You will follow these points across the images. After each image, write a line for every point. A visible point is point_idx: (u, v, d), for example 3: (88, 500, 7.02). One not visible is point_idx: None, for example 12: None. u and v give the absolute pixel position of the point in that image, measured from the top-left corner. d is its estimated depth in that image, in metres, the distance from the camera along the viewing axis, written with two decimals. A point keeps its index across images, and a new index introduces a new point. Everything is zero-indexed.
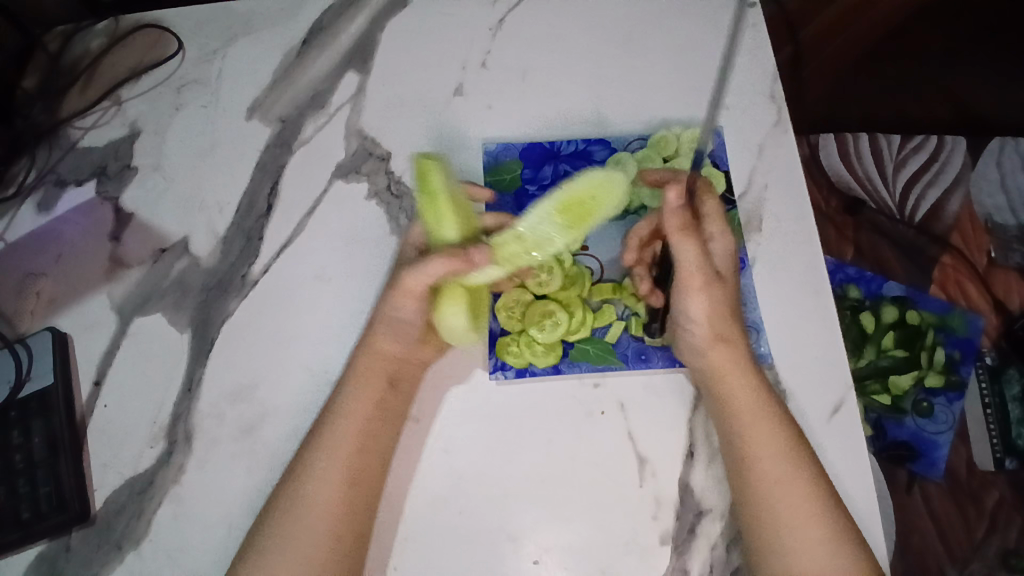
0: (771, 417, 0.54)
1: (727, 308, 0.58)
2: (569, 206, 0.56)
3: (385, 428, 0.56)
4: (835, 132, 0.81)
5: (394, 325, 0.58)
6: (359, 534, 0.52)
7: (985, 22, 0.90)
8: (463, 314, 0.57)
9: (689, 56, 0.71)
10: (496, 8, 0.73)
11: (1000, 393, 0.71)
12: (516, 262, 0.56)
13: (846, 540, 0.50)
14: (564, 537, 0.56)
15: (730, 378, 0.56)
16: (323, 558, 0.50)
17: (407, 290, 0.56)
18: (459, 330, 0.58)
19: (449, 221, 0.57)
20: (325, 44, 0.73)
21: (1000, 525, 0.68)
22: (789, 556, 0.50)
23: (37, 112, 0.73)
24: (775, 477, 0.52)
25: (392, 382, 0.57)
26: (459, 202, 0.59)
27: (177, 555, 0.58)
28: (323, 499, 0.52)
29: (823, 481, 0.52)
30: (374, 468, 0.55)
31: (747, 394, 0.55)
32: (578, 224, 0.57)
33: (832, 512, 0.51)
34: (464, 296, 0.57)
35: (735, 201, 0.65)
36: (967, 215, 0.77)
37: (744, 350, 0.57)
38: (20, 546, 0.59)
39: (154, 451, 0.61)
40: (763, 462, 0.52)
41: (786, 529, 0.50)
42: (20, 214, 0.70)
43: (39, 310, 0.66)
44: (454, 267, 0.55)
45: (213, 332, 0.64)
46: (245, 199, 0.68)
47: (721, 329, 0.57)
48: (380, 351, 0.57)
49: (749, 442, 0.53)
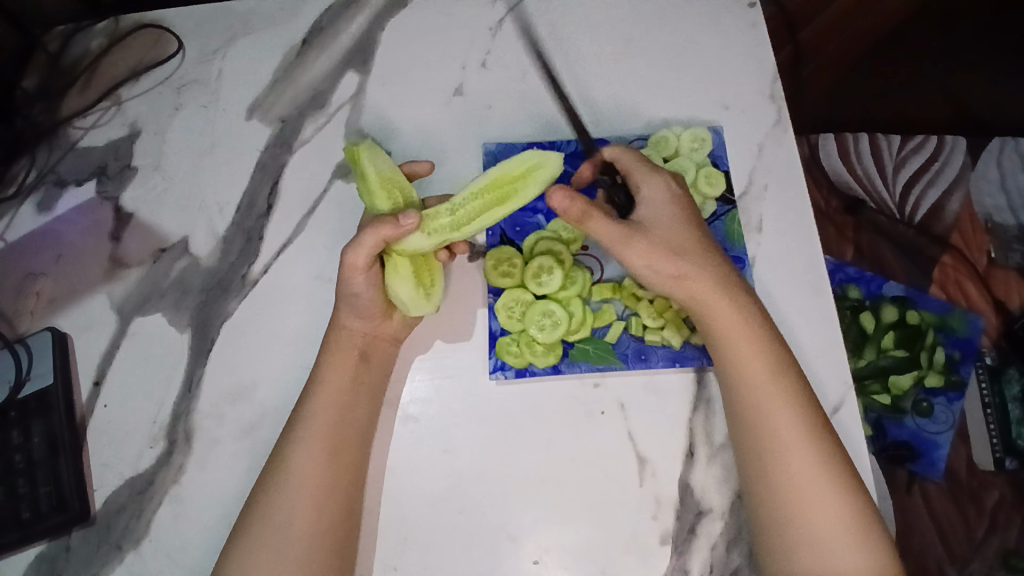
0: (761, 346, 0.54)
1: (673, 247, 0.56)
2: (497, 184, 0.57)
3: (362, 401, 0.57)
4: (835, 132, 0.81)
5: (355, 300, 0.57)
6: (344, 506, 0.53)
7: (985, 22, 0.90)
8: (408, 283, 0.55)
9: (690, 56, 0.71)
10: (496, 8, 0.73)
11: (1000, 393, 0.71)
12: (449, 232, 0.55)
13: (834, 468, 0.50)
14: (564, 537, 0.56)
15: (706, 306, 0.55)
16: (307, 530, 0.50)
17: (351, 265, 0.55)
18: (408, 301, 0.56)
19: (380, 195, 0.57)
20: (325, 44, 0.73)
21: (999, 525, 0.68)
22: (773, 480, 0.50)
23: (37, 112, 0.73)
24: (759, 402, 0.52)
25: (364, 356, 0.58)
26: (392, 179, 0.58)
27: (177, 555, 0.58)
28: (305, 467, 0.52)
29: (816, 411, 0.53)
30: (353, 441, 0.55)
31: (732, 323, 0.55)
32: (504, 199, 0.57)
33: (821, 439, 0.51)
34: (407, 267, 0.56)
35: (735, 201, 0.65)
36: (967, 215, 0.77)
37: (710, 278, 0.55)
38: (20, 546, 0.59)
39: (154, 451, 0.61)
40: (751, 388, 0.53)
41: (771, 453, 0.51)
42: (20, 214, 0.70)
43: (39, 310, 0.66)
44: (384, 234, 0.53)
45: (213, 332, 0.64)
46: (245, 199, 0.68)
47: (667, 272, 0.56)
48: (347, 327, 0.58)
49: (735, 368, 0.54)
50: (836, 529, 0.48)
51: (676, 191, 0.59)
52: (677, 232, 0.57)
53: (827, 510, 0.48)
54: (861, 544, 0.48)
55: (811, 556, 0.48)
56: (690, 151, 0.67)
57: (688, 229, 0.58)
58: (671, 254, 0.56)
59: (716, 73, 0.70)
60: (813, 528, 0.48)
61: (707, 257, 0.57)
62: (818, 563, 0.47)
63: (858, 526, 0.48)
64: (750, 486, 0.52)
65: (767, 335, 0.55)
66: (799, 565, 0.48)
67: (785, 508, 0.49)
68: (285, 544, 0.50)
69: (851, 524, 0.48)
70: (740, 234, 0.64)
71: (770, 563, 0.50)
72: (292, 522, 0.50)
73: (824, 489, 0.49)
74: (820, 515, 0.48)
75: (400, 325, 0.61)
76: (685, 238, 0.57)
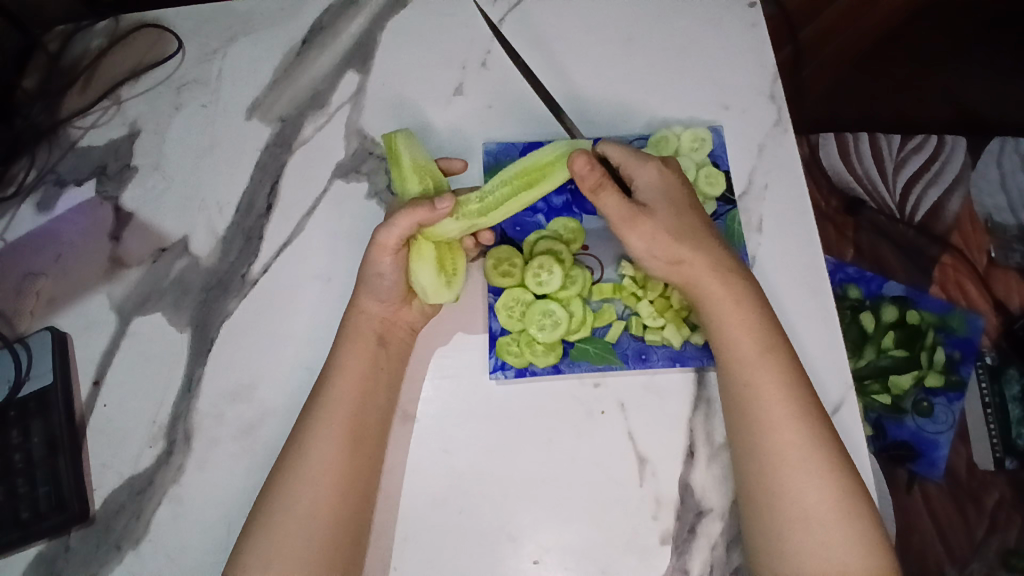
0: (752, 324, 0.54)
1: (674, 229, 0.56)
2: (529, 172, 0.59)
3: (380, 388, 0.56)
4: (835, 132, 0.81)
5: (377, 283, 0.57)
6: (364, 495, 0.53)
7: (984, 22, 0.90)
8: (430, 270, 0.56)
9: (689, 56, 0.71)
10: (496, 8, 0.73)
11: (1000, 393, 0.71)
12: (477, 218, 0.57)
13: (822, 446, 0.50)
14: (564, 537, 0.56)
15: (702, 288, 0.56)
16: (330, 513, 0.50)
17: (381, 245, 0.55)
18: (430, 288, 0.57)
19: (412, 181, 0.58)
20: (324, 44, 0.73)
21: (1000, 525, 0.68)
22: (762, 457, 0.50)
23: (37, 112, 0.73)
24: (749, 381, 0.52)
25: (381, 341, 0.58)
26: (425, 167, 0.59)
27: (176, 555, 0.58)
28: (324, 456, 0.52)
29: (806, 389, 0.52)
30: (372, 425, 0.55)
31: (725, 305, 0.55)
32: (532, 186, 0.59)
33: (811, 417, 0.51)
34: (431, 252, 0.57)
35: (735, 201, 0.66)
36: (967, 215, 0.77)
37: (707, 261, 0.56)
38: (20, 546, 0.59)
39: (154, 450, 0.61)
40: (740, 367, 0.53)
41: (761, 430, 0.51)
42: (20, 214, 0.70)
43: (39, 309, 0.66)
44: (418, 216, 0.54)
45: (213, 332, 0.64)
46: (245, 198, 0.68)
47: (665, 256, 0.57)
48: (365, 311, 0.58)
49: (726, 348, 0.54)
50: (824, 504, 0.48)
51: (671, 176, 0.59)
52: (676, 215, 0.57)
53: (816, 485, 0.48)
54: (848, 519, 0.47)
55: (800, 531, 0.47)
56: (690, 151, 0.67)
57: (685, 212, 0.58)
58: (673, 237, 0.56)
59: (716, 73, 0.70)
60: (801, 503, 0.48)
61: (706, 240, 0.57)
62: (806, 538, 0.47)
63: (845, 502, 0.48)
64: (742, 463, 0.52)
65: (763, 322, 0.54)
66: (788, 540, 0.48)
67: (772, 484, 0.49)
68: (309, 534, 0.49)
69: (839, 500, 0.48)
70: (740, 234, 0.64)
71: (758, 539, 0.50)
72: (318, 512, 0.50)
73: (812, 465, 0.49)
74: (809, 490, 0.48)
75: (417, 314, 0.61)
76: (685, 221, 0.57)
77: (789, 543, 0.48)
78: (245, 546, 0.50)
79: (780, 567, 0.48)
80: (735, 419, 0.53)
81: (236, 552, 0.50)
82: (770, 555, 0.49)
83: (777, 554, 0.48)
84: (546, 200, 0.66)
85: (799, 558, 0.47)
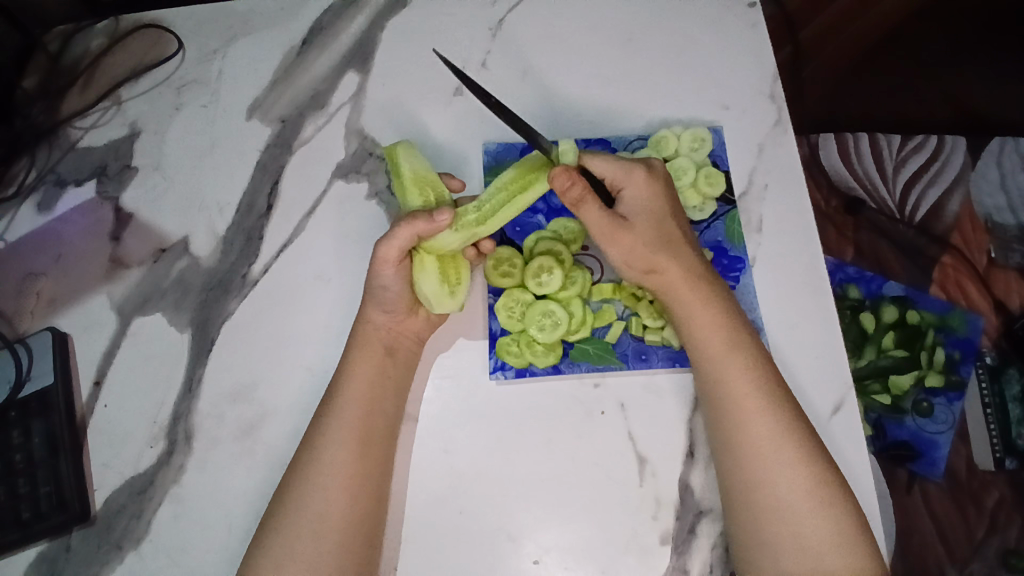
0: (722, 319, 0.54)
1: (650, 242, 0.56)
2: (522, 177, 0.57)
3: (388, 393, 0.56)
4: (836, 132, 0.81)
5: (382, 294, 0.57)
6: (375, 496, 0.53)
7: (982, 22, 0.90)
8: (433, 278, 0.56)
9: (689, 55, 0.71)
10: (496, 8, 0.73)
11: (1000, 393, 0.71)
12: (476, 227, 0.55)
13: (796, 437, 0.50)
14: (564, 538, 0.56)
15: (674, 286, 0.56)
16: (339, 517, 0.50)
17: (382, 259, 0.55)
18: (432, 296, 0.57)
19: (411, 192, 0.57)
20: (324, 46, 0.73)
21: (999, 525, 0.68)
22: (736, 450, 0.51)
23: (37, 112, 0.73)
24: (721, 375, 0.53)
25: (389, 352, 0.58)
26: (425, 177, 0.58)
27: (177, 555, 0.58)
28: (333, 459, 0.52)
29: (780, 386, 0.52)
30: (381, 430, 0.55)
31: (695, 301, 0.55)
32: (524, 192, 0.56)
33: (784, 409, 0.51)
34: (434, 263, 0.57)
35: (735, 201, 0.66)
36: (967, 215, 0.77)
37: (683, 267, 0.56)
38: (20, 546, 0.59)
39: (154, 451, 0.61)
40: (710, 362, 0.54)
41: (735, 423, 0.51)
42: (20, 214, 0.70)
43: (39, 310, 0.66)
44: (418, 227, 0.53)
45: (213, 332, 0.64)
46: (245, 199, 0.68)
47: (640, 266, 0.57)
48: (372, 321, 0.58)
49: (697, 344, 0.55)
50: (799, 494, 0.48)
51: (658, 188, 0.58)
52: (655, 228, 0.57)
53: (789, 475, 0.48)
54: (824, 508, 0.48)
55: (776, 521, 0.48)
56: (690, 151, 0.67)
57: (665, 225, 0.57)
58: (649, 251, 0.56)
59: (715, 73, 0.70)
60: (775, 493, 0.48)
61: (684, 250, 0.57)
62: (782, 528, 0.47)
63: (820, 493, 0.48)
64: (720, 456, 0.52)
65: (733, 316, 0.55)
66: (765, 531, 0.48)
67: (750, 477, 0.49)
68: (315, 535, 0.49)
69: (814, 490, 0.48)
70: (740, 233, 0.64)
71: (737, 530, 0.50)
72: (327, 515, 0.50)
73: (782, 454, 0.49)
74: (784, 480, 0.48)
75: (423, 322, 0.61)
76: (663, 233, 0.57)
77: (766, 534, 0.48)
78: (256, 549, 0.50)
79: (762, 559, 0.48)
80: (712, 414, 0.53)
81: (248, 553, 0.51)
82: (749, 545, 0.49)
83: (756, 545, 0.48)
84: (546, 200, 0.66)
85: (777, 548, 0.47)
